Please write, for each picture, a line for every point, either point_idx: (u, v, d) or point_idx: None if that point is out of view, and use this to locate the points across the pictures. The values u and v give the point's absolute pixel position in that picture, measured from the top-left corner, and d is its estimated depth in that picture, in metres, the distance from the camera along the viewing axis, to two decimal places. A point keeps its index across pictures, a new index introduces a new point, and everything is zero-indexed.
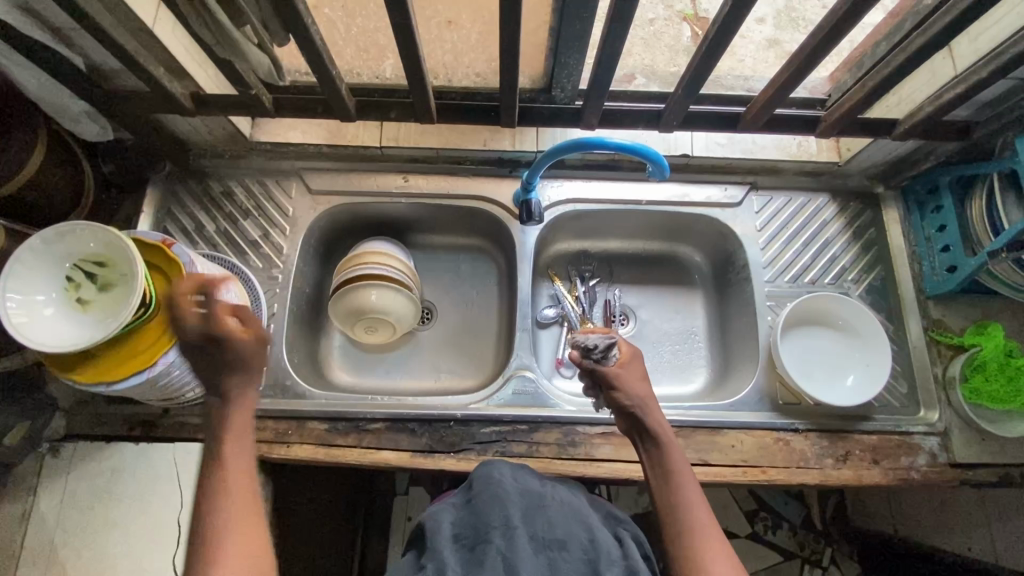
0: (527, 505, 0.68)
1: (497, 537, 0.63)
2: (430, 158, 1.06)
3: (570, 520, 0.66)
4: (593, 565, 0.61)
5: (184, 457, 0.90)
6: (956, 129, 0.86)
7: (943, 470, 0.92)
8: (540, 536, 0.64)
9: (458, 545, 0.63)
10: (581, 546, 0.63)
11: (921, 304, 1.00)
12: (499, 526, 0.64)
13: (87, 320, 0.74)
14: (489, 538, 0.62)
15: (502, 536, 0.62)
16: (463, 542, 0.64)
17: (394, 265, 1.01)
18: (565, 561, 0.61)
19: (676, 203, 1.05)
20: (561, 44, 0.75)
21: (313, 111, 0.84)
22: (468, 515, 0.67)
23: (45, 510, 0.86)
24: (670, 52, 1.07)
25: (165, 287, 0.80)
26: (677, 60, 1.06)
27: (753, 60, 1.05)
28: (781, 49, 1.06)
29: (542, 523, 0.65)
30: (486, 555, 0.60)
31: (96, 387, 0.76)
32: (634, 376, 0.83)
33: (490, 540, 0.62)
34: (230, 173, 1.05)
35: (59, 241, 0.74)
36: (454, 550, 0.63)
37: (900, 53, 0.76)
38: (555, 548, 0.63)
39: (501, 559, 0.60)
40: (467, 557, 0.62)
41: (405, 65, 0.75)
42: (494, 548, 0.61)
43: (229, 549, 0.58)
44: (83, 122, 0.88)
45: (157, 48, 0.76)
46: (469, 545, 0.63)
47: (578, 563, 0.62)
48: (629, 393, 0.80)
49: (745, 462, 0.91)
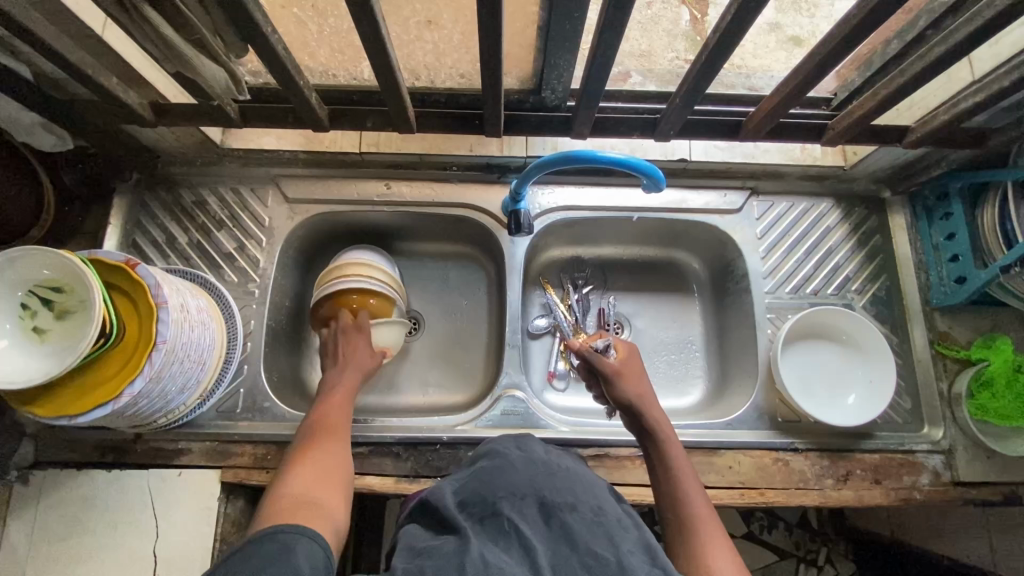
0: (535, 471, 0.63)
1: (507, 506, 0.58)
2: (414, 164, 1.01)
3: (578, 486, 0.61)
4: (607, 530, 0.55)
5: (158, 484, 0.85)
6: (971, 137, 0.81)
7: (946, 489, 0.89)
8: (548, 500, 0.58)
9: (466, 515, 0.59)
10: (593, 510, 0.58)
11: (927, 315, 0.97)
12: (508, 496, 0.59)
13: (44, 352, 0.69)
14: (499, 508, 0.57)
15: (512, 505, 0.58)
16: (471, 511, 0.59)
17: (378, 277, 0.96)
18: (579, 523, 0.56)
19: (674, 209, 1.00)
20: (550, 45, 0.69)
21: (284, 120, 0.80)
22: (474, 483, 0.63)
23: (15, 540, 0.83)
24: (668, 35, 0.99)
25: (130, 311, 0.75)
26: (675, 47, 0.99)
27: (753, 46, 0.98)
28: (783, 35, 0.97)
29: (552, 486, 0.60)
30: (499, 529, 0.55)
31: (58, 420, 0.71)
32: (634, 371, 0.84)
33: (498, 510, 0.57)
34: (202, 181, 1.00)
35: (10, 268, 0.69)
36: (464, 520, 0.58)
37: (916, 61, 0.70)
38: (564, 511, 0.57)
39: (516, 530, 0.55)
40: (479, 529, 0.56)
41: (381, 74, 0.70)
42: (503, 518, 0.56)
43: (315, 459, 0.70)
44: (38, 133, 0.82)
45: (112, 59, 0.70)
46: (478, 515, 0.58)
47: (591, 525, 0.56)
48: (630, 391, 0.80)
49: (743, 484, 0.88)
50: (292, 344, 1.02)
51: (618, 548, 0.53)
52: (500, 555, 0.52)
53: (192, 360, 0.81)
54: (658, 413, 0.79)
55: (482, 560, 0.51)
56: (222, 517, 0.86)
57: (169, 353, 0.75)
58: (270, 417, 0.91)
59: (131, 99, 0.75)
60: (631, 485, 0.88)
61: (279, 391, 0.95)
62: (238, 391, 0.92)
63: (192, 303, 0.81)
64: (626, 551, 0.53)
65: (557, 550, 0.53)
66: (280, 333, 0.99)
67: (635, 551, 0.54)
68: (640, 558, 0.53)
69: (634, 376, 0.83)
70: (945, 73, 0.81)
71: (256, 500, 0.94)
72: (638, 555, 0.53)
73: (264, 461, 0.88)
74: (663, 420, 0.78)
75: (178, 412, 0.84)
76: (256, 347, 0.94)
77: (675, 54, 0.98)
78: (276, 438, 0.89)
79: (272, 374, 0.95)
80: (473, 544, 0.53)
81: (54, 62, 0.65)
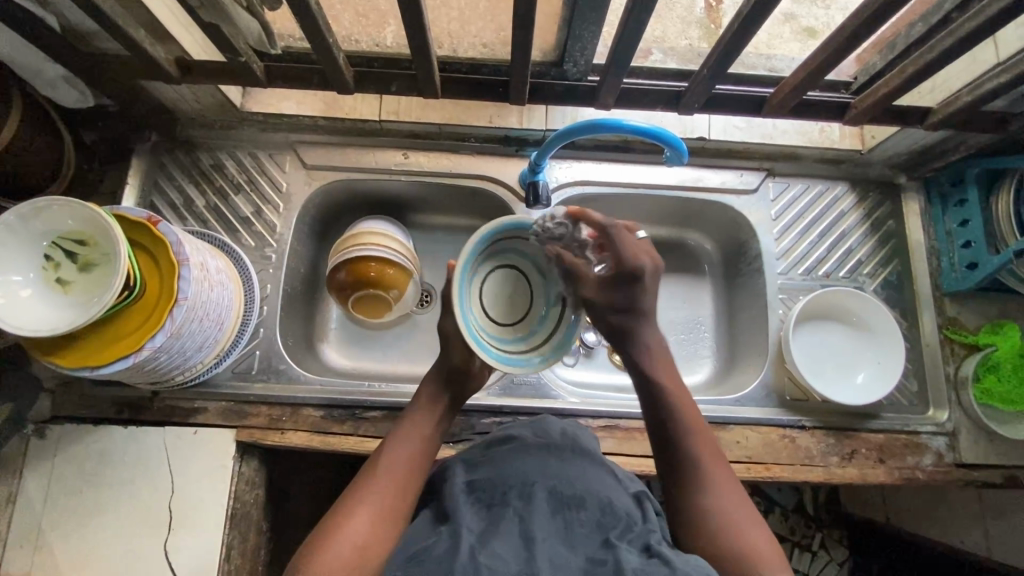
0: (547, 463, 0.62)
1: (514, 496, 0.57)
2: (432, 134, 1.00)
3: (589, 478, 0.60)
4: (608, 532, 0.54)
5: (174, 441, 0.87)
6: (992, 121, 0.82)
7: (948, 469, 0.91)
8: (557, 492, 0.57)
9: (473, 501, 0.58)
10: (601, 507, 0.56)
11: (937, 301, 0.97)
12: (517, 485, 0.58)
13: (68, 302, 0.70)
14: (506, 499, 0.56)
15: (519, 496, 0.56)
16: (479, 495, 0.59)
17: (392, 246, 0.96)
18: (581, 522, 0.54)
19: (690, 187, 1.00)
20: (576, 14, 0.69)
21: (308, 82, 0.80)
22: (486, 470, 0.62)
23: (32, 492, 0.84)
24: (682, 22, 0.94)
25: (152, 267, 0.76)
26: (689, 33, 0.93)
27: (767, 34, 0.93)
28: (797, 25, 0.93)
29: (563, 480, 0.59)
30: (502, 518, 0.54)
31: (79, 371, 0.71)
32: (648, 285, 0.67)
33: (506, 499, 0.56)
34: (219, 144, 0.99)
35: (36, 217, 0.70)
36: (470, 505, 0.57)
37: (946, 38, 0.71)
38: (571, 508, 0.55)
39: (518, 523, 0.53)
40: (484, 514, 0.56)
41: (411, 37, 0.70)
42: (510, 508, 0.55)
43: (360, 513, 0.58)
44: (61, 88, 0.82)
45: (140, 10, 0.70)
46: (485, 500, 0.58)
47: (593, 525, 0.54)
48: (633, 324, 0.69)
49: (750, 458, 0.89)
50: (306, 311, 1.02)
51: (617, 549, 0.51)
52: (498, 544, 0.51)
53: (210, 320, 0.81)
54: (657, 343, 0.69)
55: (476, 555, 0.49)
56: (236, 476, 0.87)
57: (190, 311, 0.76)
58: (286, 379, 0.92)
59: (159, 54, 0.75)
60: (640, 456, 0.89)
61: (294, 354, 0.96)
62: (254, 353, 0.93)
63: (211, 263, 0.81)
64: (623, 551, 0.51)
65: (557, 546, 0.51)
66: (295, 299, 1.00)
67: (634, 550, 0.52)
68: (638, 557, 0.51)
69: (643, 298, 0.68)
70: (969, 54, 0.81)
71: (268, 461, 0.96)
72: (637, 554, 0.51)
73: (279, 422, 0.89)
74: (661, 358, 0.69)
75: (195, 369, 0.84)
76: (272, 311, 0.95)
77: (688, 42, 0.92)
78: (291, 400, 0.90)
79: (287, 337, 0.96)
80: (469, 538, 0.52)
81: (87, 10, 0.65)
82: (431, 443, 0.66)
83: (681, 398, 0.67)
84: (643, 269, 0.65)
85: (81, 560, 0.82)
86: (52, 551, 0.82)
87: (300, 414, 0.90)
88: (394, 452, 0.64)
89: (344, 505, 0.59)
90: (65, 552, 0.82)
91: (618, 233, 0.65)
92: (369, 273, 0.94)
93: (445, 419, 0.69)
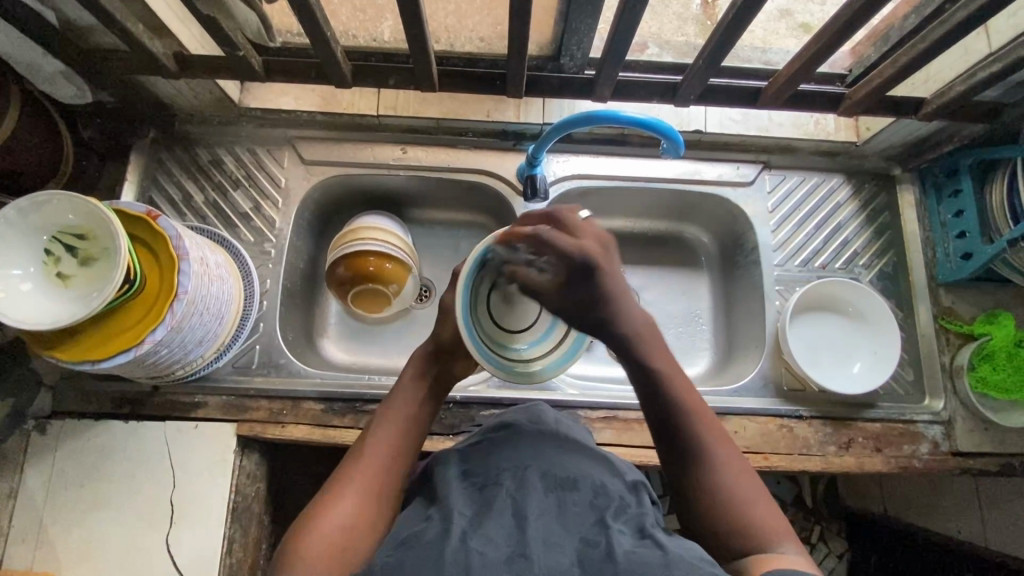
0: (540, 448, 0.62)
1: (507, 479, 0.57)
2: (430, 129, 1.01)
3: (582, 462, 0.61)
4: (602, 512, 0.54)
5: (176, 436, 0.87)
6: (984, 112, 0.83)
7: (944, 458, 0.92)
8: (550, 475, 0.57)
9: (468, 484, 0.59)
10: (594, 489, 0.57)
11: (932, 291, 0.98)
12: (510, 470, 0.58)
13: (69, 297, 0.70)
14: (500, 481, 0.57)
15: (513, 479, 0.57)
16: (473, 480, 0.59)
17: (391, 241, 0.96)
18: (575, 502, 0.55)
19: (687, 180, 1.01)
20: (572, 8, 0.69)
21: (306, 77, 0.81)
22: (481, 456, 0.63)
23: (33, 486, 0.84)
24: (678, 19, 0.94)
25: (152, 262, 0.76)
26: (686, 30, 0.93)
27: (764, 30, 0.93)
28: (794, 21, 0.93)
29: (556, 463, 0.59)
30: (495, 499, 0.54)
31: (80, 365, 0.72)
32: (604, 269, 0.64)
33: (499, 482, 0.57)
34: (218, 140, 1.00)
35: (35, 213, 0.70)
36: (464, 489, 0.58)
37: (938, 28, 0.72)
38: (565, 489, 0.56)
39: (510, 503, 0.54)
40: (476, 497, 0.56)
41: (409, 31, 0.70)
42: (502, 489, 0.55)
43: (347, 495, 0.58)
44: (59, 82, 0.83)
45: (139, 5, 0.70)
46: (479, 484, 0.58)
47: (586, 506, 0.55)
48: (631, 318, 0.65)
49: (748, 448, 0.90)
50: (305, 306, 1.03)
51: (609, 530, 0.51)
52: (490, 527, 0.51)
53: (210, 314, 0.81)
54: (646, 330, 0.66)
55: (468, 542, 0.49)
56: (238, 469, 0.88)
57: (190, 305, 0.76)
58: (286, 373, 0.93)
59: (157, 49, 0.75)
60: (639, 447, 0.90)
61: (294, 349, 0.97)
62: (254, 347, 0.93)
63: (211, 257, 0.82)
64: (616, 533, 0.51)
65: (550, 526, 0.52)
66: (294, 294, 1.00)
67: (626, 533, 0.52)
68: (630, 540, 0.51)
69: (608, 285, 0.64)
70: (963, 45, 0.81)
71: (268, 456, 0.96)
72: (630, 537, 0.51)
73: (280, 416, 0.90)
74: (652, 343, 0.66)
75: (196, 363, 0.85)
76: (273, 306, 0.95)
77: (685, 37, 0.92)
78: (292, 394, 0.91)
79: (287, 332, 0.97)
80: (460, 523, 0.52)
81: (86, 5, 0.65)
82: (415, 423, 0.67)
83: (679, 380, 0.65)
84: (585, 257, 0.63)
85: (83, 554, 0.82)
86: (54, 545, 0.82)
87: (301, 407, 0.91)
88: (378, 434, 0.64)
89: (333, 489, 0.60)
90: (66, 547, 0.83)
91: (551, 235, 0.63)
92: (366, 265, 0.95)
93: (431, 401, 0.70)
